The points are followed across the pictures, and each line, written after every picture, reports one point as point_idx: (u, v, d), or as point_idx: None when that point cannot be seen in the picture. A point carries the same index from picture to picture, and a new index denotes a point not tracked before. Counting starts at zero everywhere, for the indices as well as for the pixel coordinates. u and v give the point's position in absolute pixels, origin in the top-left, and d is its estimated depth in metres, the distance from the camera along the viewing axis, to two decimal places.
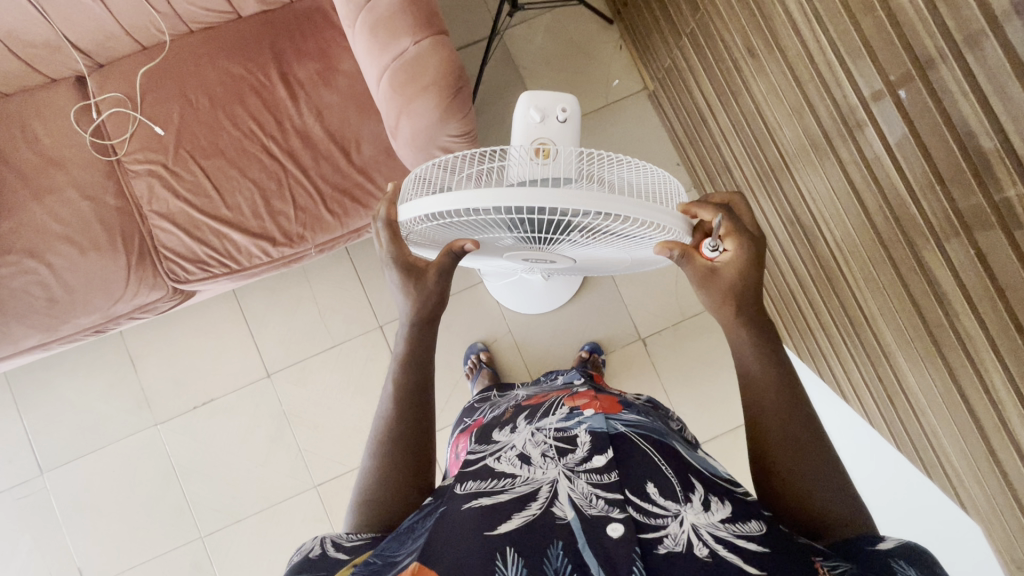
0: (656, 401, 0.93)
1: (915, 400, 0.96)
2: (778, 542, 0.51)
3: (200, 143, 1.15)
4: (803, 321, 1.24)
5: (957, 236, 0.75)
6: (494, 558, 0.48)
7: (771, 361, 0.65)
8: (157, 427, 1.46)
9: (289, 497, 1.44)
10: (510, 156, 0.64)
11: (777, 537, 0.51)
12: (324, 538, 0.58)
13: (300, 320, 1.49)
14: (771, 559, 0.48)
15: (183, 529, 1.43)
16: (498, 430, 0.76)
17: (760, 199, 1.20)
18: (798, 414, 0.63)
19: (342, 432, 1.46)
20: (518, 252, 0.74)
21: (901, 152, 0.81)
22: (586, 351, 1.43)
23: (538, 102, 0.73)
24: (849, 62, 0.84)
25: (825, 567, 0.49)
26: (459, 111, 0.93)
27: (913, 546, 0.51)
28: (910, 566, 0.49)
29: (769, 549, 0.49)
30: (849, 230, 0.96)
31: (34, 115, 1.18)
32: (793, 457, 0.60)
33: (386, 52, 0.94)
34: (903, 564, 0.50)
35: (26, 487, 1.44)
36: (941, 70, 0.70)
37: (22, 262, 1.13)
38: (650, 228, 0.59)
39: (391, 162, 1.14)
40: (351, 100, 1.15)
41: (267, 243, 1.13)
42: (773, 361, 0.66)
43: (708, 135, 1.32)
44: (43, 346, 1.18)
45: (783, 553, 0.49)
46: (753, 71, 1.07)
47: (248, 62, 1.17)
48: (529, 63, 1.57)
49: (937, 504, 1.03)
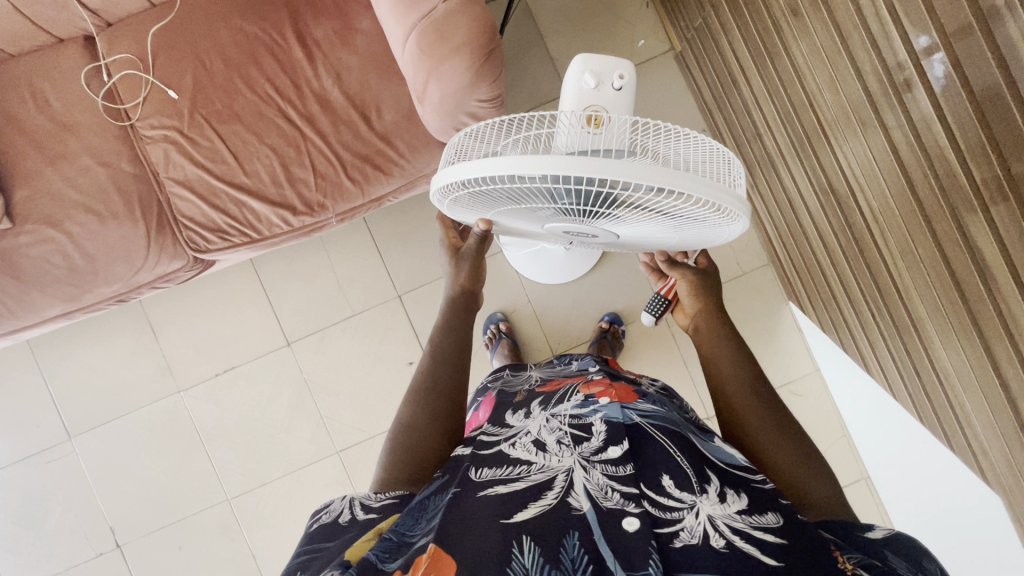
0: (671, 389, 0.92)
1: (944, 373, 0.94)
2: (795, 534, 0.51)
3: (215, 107, 1.11)
4: (829, 291, 1.23)
5: (1005, 200, 0.72)
6: (511, 546, 0.48)
7: (750, 376, 0.76)
8: (180, 394, 1.48)
9: (312, 462, 1.47)
10: (559, 123, 0.62)
11: (795, 530, 0.52)
12: (352, 500, 0.61)
13: (318, 289, 1.49)
14: (789, 551, 0.49)
15: (210, 492, 1.47)
16: (511, 414, 0.75)
17: (794, 165, 1.16)
18: (791, 433, 0.70)
19: (362, 400, 1.47)
20: (554, 225, 0.72)
21: (951, 113, 0.76)
22: (606, 322, 1.43)
23: (593, 66, 0.70)
24: (901, 13, 0.79)
25: (846, 560, 0.50)
26: (489, 76, 0.90)
27: (904, 537, 0.54)
28: (899, 556, 0.52)
29: (787, 542, 0.50)
30: (887, 196, 0.92)
31: (43, 77, 1.14)
32: (791, 463, 0.67)
33: (414, 10, 0.90)
34: (894, 555, 0.52)
35: (54, 451, 1.48)
36: (1007, 26, 0.65)
37: (40, 230, 1.12)
38: (704, 207, 0.57)
39: (413, 128, 1.09)
40: (371, 61, 1.09)
41: (287, 212, 1.11)
42: (751, 377, 0.76)
43: (739, 98, 1.27)
44: (67, 315, 1.18)
45: (801, 546, 0.50)
46: (794, 31, 1.02)
47: (263, 21, 1.12)
48: (551, 22, 1.50)
49: (964, 482, 1.03)
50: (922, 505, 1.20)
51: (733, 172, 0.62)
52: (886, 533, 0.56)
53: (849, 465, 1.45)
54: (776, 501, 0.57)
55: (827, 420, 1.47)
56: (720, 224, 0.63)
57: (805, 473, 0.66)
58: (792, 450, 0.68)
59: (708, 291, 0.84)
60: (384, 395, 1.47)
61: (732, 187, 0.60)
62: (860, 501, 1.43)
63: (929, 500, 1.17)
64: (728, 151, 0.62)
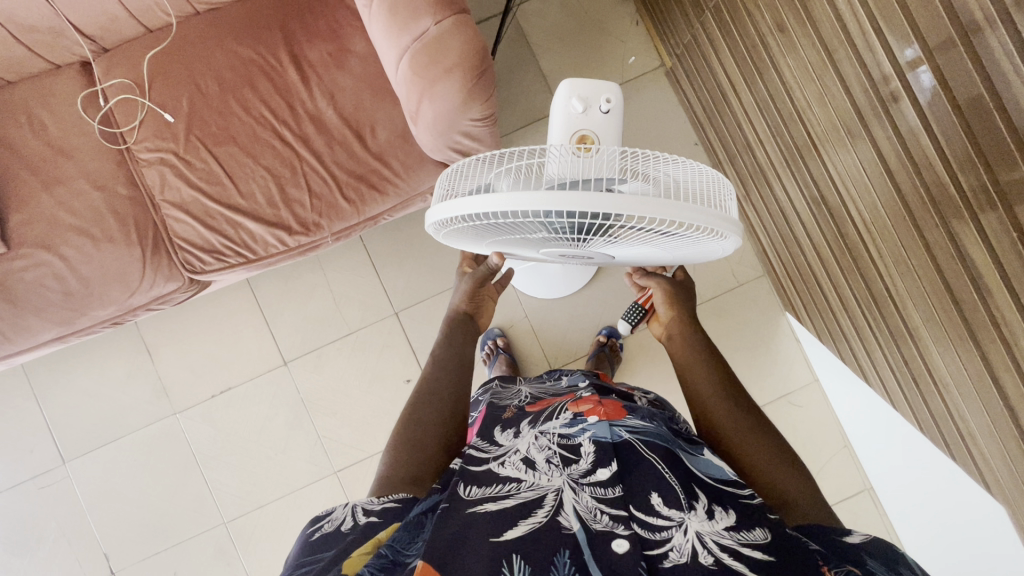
0: (663, 401, 0.92)
1: (942, 382, 0.94)
2: (784, 549, 0.51)
3: (210, 130, 1.12)
4: (825, 302, 1.23)
5: (994, 211, 0.73)
6: (500, 565, 0.47)
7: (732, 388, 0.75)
8: (176, 416, 1.47)
9: (309, 483, 1.45)
10: (550, 154, 0.63)
11: (783, 544, 0.52)
12: (354, 506, 0.59)
13: (315, 307, 1.48)
14: (777, 567, 0.48)
15: (207, 515, 1.45)
16: (501, 432, 0.74)
17: (785, 179, 1.17)
18: (775, 441, 0.69)
19: (360, 418, 1.46)
20: (549, 250, 0.72)
21: (938, 127, 0.77)
22: (604, 335, 1.43)
23: (579, 91, 0.71)
24: (884, 28, 0.81)
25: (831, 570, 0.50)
26: (481, 96, 0.91)
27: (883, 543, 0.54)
28: (879, 562, 0.52)
29: (775, 558, 0.50)
30: (879, 209, 0.93)
31: (39, 103, 1.15)
32: (773, 470, 0.66)
33: (406, 32, 0.91)
34: (874, 561, 0.52)
35: (48, 476, 1.46)
36: (989, 40, 0.67)
37: (35, 255, 1.12)
38: (696, 230, 0.57)
39: (407, 146, 1.10)
40: (364, 82, 1.11)
41: (283, 233, 1.12)
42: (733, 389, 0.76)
43: (730, 113, 1.28)
44: (61, 338, 1.18)
45: (790, 562, 0.49)
46: (781, 47, 1.03)
47: (257, 45, 1.13)
48: (542, 41, 1.52)
49: (967, 491, 1.02)
50: (928, 515, 1.19)
51: (723, 192, 0.62)
52: (864, 537, 0.55)
53: (852, 475, 1.43)
54: (764, 515, 0.56)
55: (827, 430, 1.46)
56: (713, 244, 0.63)
57: (788, 478, 0.65)
58: (772, 458, 0.67)
59: (682, 307, 0.85)
60: (382, 413, 1.46)
61: (722, 209, 0.61)
62: (864, 512, 1.41)
63: (934, 511, 1.16)
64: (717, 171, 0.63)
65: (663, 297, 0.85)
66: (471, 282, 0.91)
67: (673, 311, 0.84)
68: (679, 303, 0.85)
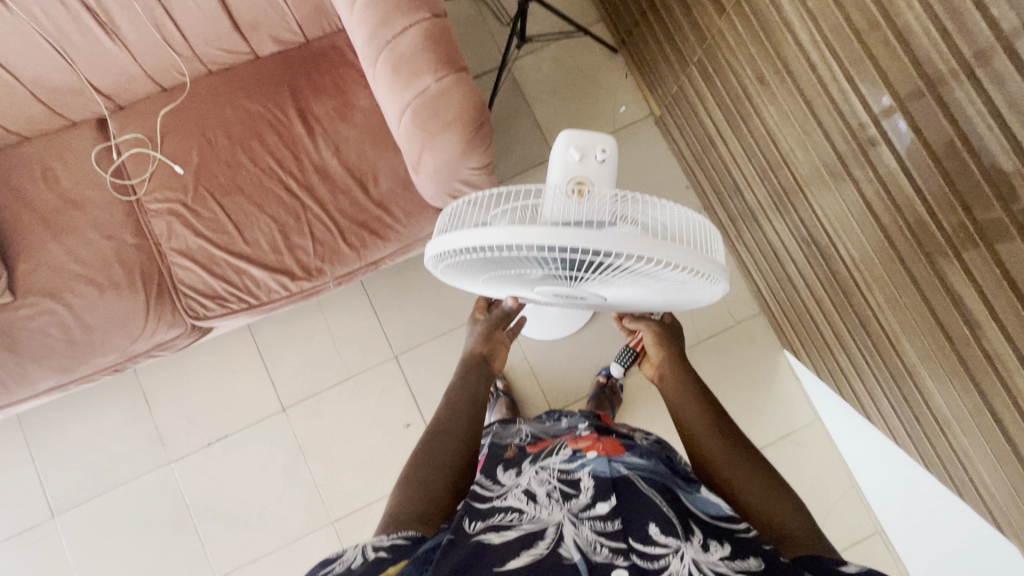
0: (664, 441, 0.91)
1: (941, 416, 0.95)
2: None
3: (218, 180, 1.16)
4: (820, 338, 1.24)
5: (977, 247, 0.76)
6: None
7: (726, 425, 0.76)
8: (170, 466, 1.44)
9: (304, 534, 1.41)
10: (545, 196, 0.66)
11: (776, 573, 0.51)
12: (364, 546, 0.56)
13: (315, 352, 1.49)
14: None
15: (198, 571, 1.40)
16: (502, 471, 0.74)
17: (774, 219, 1.21)
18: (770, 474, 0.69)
19: (358, 465, 1.43)
20: (544, 288, 0.74)
21: (915, 168, 0.81)
22: (603, 376, 1.42)
23: (577, 141, 0.75)
24: (857, 79, 0.86)
25: None
26: (479, 146, 0.95)
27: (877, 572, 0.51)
28: None
29: None
30: (865, 246, 0.96)
31: (54, 158, 1.20)
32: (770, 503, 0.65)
33: (407, 89, 0.96)
34: None
35: (36, 531, 1.42)
36: (955, 91, 0.72)
37: (42, 303, 1.13)
38: (685, 271, 0.60)
39: (408, 194, 1.14)
40: (367, 134, 1.16)
41: (287, 278, 1.14)
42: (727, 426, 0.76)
43: (718, 159, 1.34)
44: (60, 387, 1.18)
45: None
46: (762, 97, 1.09)
47: (266, 101, 1.19)
48: (536, 93, 1.60)
49: (979, 530, 1.00)
50: (942, 557, 1.16)
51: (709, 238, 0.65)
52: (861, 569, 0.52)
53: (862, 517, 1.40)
54: (759, 548, 0.55)
55: (834, 470, 1.43)
56: (703, 286, 0.65)
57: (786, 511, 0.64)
58: (768, 492, 0.67)
59: (673, 345, 0.87)
60: (380, 459, 1.43)
61: (711, 253, 0.63)
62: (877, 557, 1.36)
63: (948, 552, 1.13)
64: (704, 218, 0.66)
65: (651, 338, 0.88)
66: (484, 325, 0.95)
67: (661, 350, 0.87)
68: (668, 342, 0.88)
